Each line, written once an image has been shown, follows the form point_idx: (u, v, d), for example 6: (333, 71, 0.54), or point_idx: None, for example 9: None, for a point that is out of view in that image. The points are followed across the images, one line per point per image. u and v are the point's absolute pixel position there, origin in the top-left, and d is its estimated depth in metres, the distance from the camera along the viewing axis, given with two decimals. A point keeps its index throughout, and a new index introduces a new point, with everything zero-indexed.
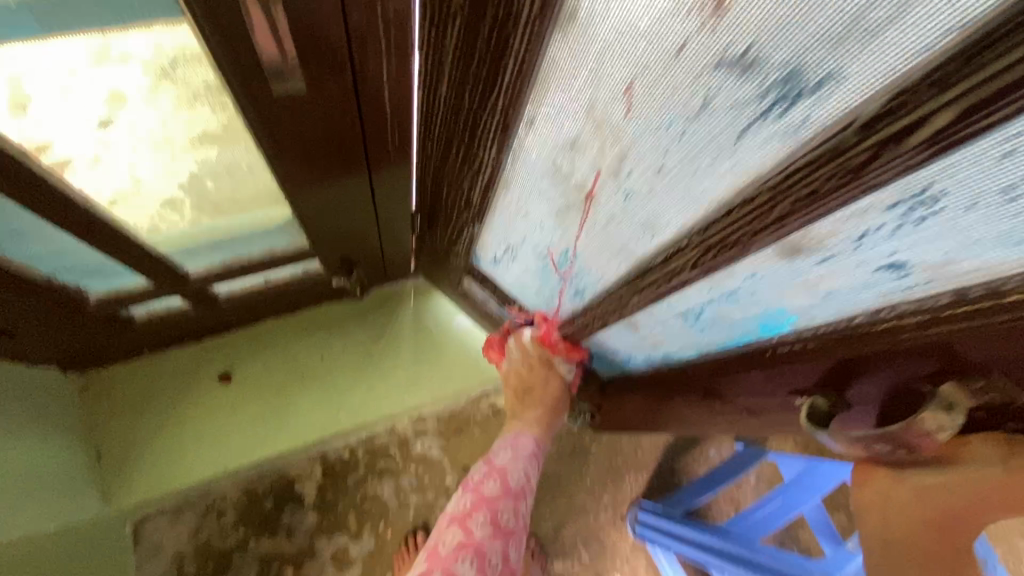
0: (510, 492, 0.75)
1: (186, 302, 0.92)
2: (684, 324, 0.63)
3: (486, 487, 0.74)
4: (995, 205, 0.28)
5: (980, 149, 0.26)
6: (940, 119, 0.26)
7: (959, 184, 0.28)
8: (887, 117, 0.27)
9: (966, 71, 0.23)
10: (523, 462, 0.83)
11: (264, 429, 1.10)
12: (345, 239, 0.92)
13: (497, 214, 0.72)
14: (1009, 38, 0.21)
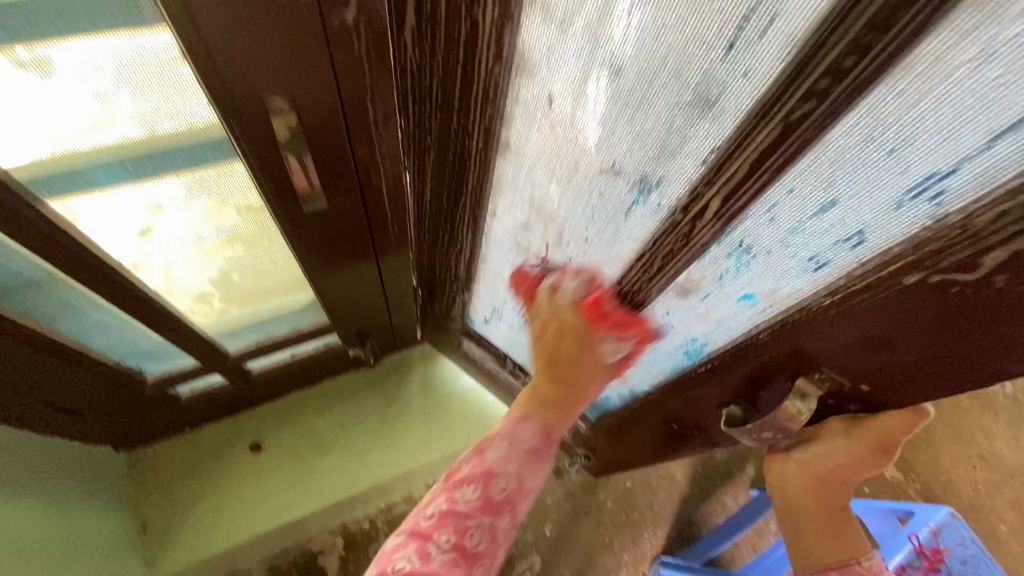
0: (493, 504, 0.54)
1: (224, 379, 1.07)
2: (637, 359, 0.76)
3: (459, 491, 0.54)
4: (778, 249, 0.43)
5: (757, 214, 0.42)
6: (718, 201, 0.42)
7: (754, 237, 0.44)
8: (695, 201, 0.44)
9: (719, 174, 0.40)
10: (518, 462, 0.57)
11: (292, 493, 1.21)
12: (359, 315, 1.08)
13: (481, 282, 0.88)
14: (730, 157, 0.38)
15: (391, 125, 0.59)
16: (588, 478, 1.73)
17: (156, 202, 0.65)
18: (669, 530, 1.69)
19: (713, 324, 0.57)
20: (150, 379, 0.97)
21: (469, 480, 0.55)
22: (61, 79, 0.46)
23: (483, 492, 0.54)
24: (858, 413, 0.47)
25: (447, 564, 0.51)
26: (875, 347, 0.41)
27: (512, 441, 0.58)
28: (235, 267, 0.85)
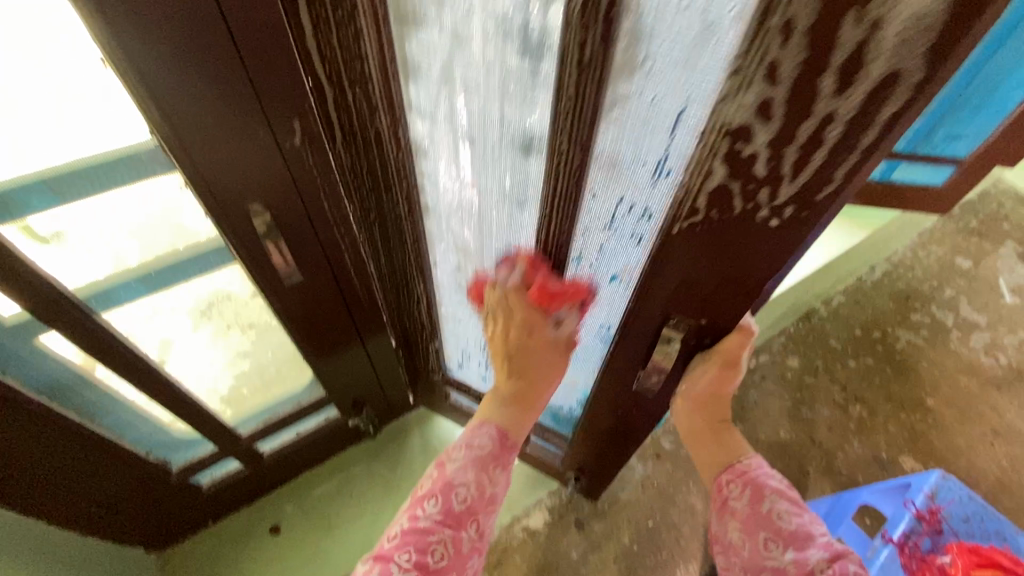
0: (492, 493, 0.69)
1: (241, 463, 1.20)
2: (575, 361, 0.91)
3: (455, 497, 0.66)
4: (611, 236, 0.61)
5: (587, 219, 0.61)
6: (561, 215, 0.60)
7: (594, 233, 0.63)
8: (549, 223, 0.62)
9: (552, 199, 0.59)
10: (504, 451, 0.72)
11: (315, 569, 1.28)
12: (353, 386, 1.23)
13: (445, 326, 1.05)
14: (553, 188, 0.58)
15: (342, 212, 0.77)
16: (611, 523, 1.74)
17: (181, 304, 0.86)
18: (700, 563, 1.69)
19: (606, 307, 0.74)
20: (177, 469, 1.08)
21: (430, 496, 0.65)
22: (77, 237, 0.66)
23: (464, 507, 0.66)
24: (707, 343, 0.63)
25: None
26: (688, 287, 0.58)
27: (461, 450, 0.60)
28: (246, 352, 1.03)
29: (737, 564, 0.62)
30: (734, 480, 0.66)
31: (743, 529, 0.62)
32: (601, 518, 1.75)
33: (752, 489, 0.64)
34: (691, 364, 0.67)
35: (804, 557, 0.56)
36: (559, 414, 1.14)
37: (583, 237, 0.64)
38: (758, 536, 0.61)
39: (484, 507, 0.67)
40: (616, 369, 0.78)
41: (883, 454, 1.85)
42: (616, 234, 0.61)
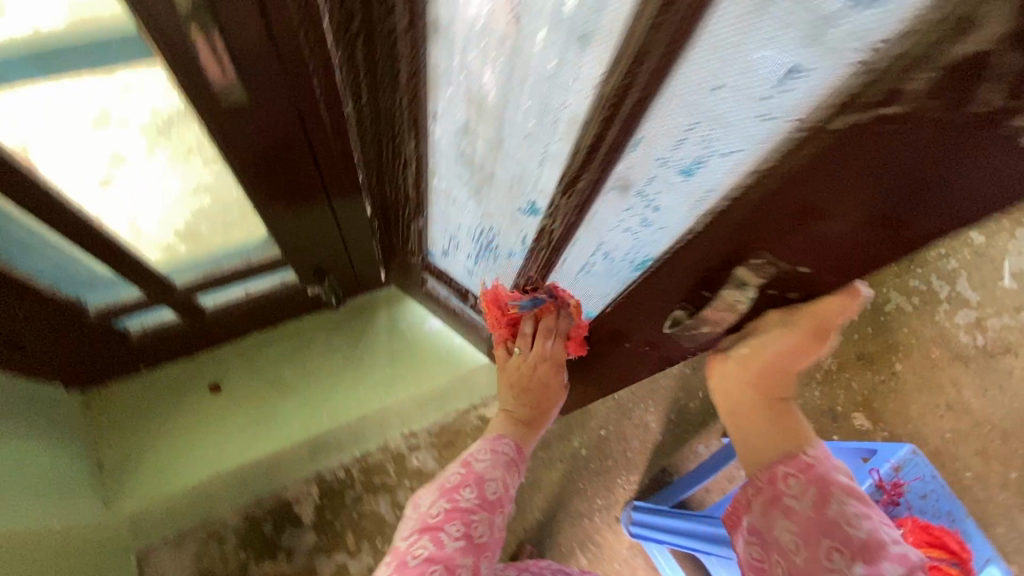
0: (478, 507, 0.73)
1: (175, 314, 1.05)
2: (585, 280, 0.73)
3: (442, 531, 0.69)
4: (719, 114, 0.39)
5: (692, 82, 0.38)
6: (651, 71, 0.37)
7: (696, 111, 0.40)
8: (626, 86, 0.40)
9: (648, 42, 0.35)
10: (500, 470, 0.81)
11: (254, 432, 1.21)
12: (315, 250, 1.04)
13: (434, 204, 0.83)
14: (665, 22, 0.33)
15: (310, 9, 0.50)
16: (565, 426, 1.74)
17: (104, 111, 0.61)
18: (641, 476, 1.72)
19: (653, 228, 0.55)
20: (92, 310, 0.93)
21: (465, 485, 0.76)
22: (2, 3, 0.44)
23: (462, 531, 0.69)
24: (796, 303, 0.47)
25: (459, 548, 0.68)
26: (810, 220, 0.39)
27: (496, 454, 0.84)
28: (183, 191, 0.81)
29: (780, 566, 0.49)
30: (794, 474, 0.51)
31: (800, 534, 0.48)
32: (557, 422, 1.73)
33: (818, 487, 0.49)
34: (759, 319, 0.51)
35: (876, 573, 0.43)
36: None
37: (670, 121, 0.42)
38: (819, 544, 0.47)
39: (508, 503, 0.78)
40: (646, 299, 0.62)
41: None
42: (725, 132, 0.40)
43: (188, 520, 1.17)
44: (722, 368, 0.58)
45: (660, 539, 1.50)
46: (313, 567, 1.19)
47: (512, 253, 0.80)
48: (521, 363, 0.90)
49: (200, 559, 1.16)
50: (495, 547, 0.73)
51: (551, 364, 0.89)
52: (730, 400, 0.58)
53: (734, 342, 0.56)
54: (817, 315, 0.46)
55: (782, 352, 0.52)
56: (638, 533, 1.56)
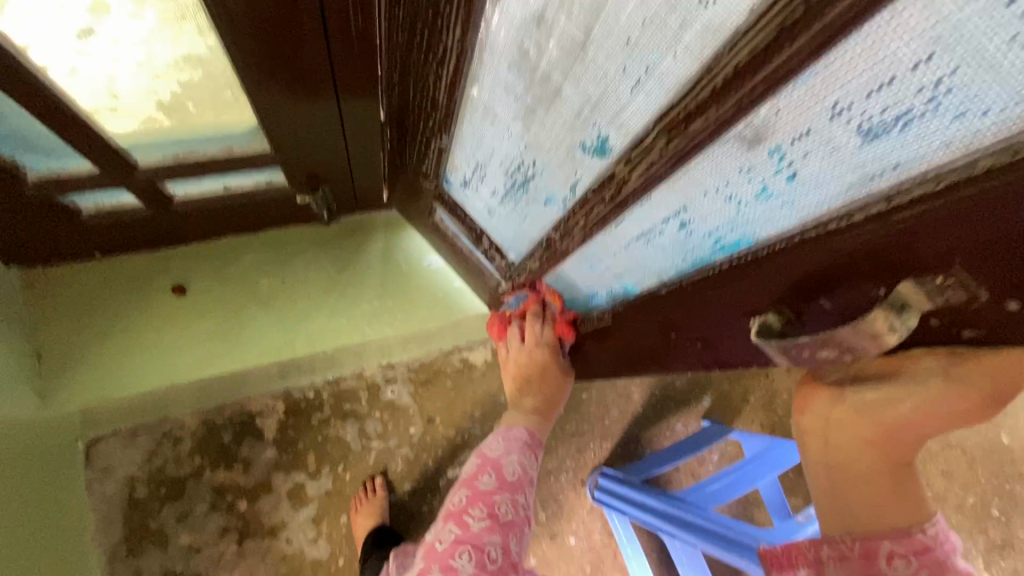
0: (498, 488, 0.71)
1: (138, 201, 0.89)
2: (641, 250, 0.59)
3: (467, 515, 0.67)
4: (1006, 46, 0.23)
5: None
6: None
7: (957, 37, 0.24)
8: None
9: None
10: (517, 452, 0.77)
11: (217, 344, 1.09)
12: (311, 151, 0.88)
13: (467, 119, 0.66)
14: None
15: None
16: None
17: None
18: (614, 444, 1.71)
19: (778, 201, 0.40)
20: (31, 181, 0.76)
21: (484, 470, 0.73)
22: None
23: (486, 512, 0.68)
24: (959, 348, 0.34)
25: (484, 529, 0.66)
26: None
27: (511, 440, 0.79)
28: (167, 63, 0.64)
29: None
30: (901, 553, 0.40)
31: None
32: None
33: (931, 573, 0.39)
34: (905, 359, 0.37)
35: None
36: (566, 294, 0.85)
37: (903, 43, 0.26)
38: None
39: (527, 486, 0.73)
40: (728, 290, 0.49)
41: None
42: (1001, 75, 0.24)
43: (143, 417, 1.07)
44: (835, 409, 0.42)
45: (625, 512, 1.47)
46: (269, 484, 1.11)
47: (553, 199, 0.65)
48: (523, 354, 0.90)
49: (151, 459, 1.07)
50: (526, 529, 0.70)
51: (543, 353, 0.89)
52: (820, 445, 0.44)
53: (858, 384, 0.41)
54: (992, 375, 0.34)
55: (943, 420, 0.37)
56: (603, 498, 1.53)
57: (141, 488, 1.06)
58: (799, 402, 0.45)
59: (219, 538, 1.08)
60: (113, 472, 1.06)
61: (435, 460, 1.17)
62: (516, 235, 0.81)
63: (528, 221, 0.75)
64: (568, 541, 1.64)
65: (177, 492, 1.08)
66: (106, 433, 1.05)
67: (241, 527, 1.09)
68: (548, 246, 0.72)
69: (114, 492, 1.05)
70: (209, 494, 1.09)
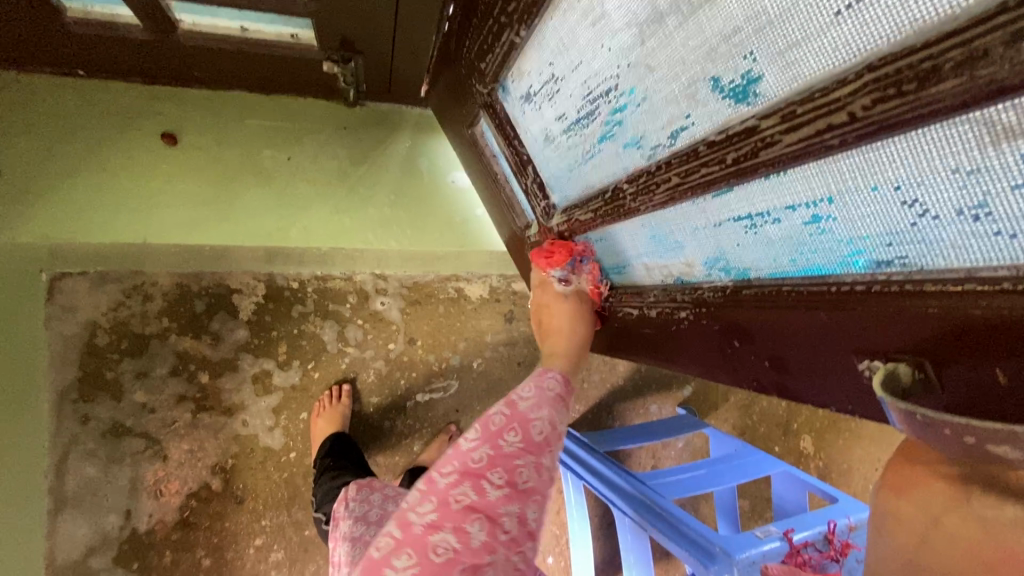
0: (524, 452, 0.55)
1: (137, 20, 0.74)
2: (735, 236, 0.47)
3: (486, 478, 0.52)
4: None
5: None
6: None
7: None
8: None
9: None
10: (553, 404, 0.61)
11: (204, 212, 0.95)
12: (351, 11, 0.73)
13: (559, 12, 0.52)
14: None
15: None
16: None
17: None
18: (588, 408, 1.67)
19: (991, 226, 0.28)
20: None
21: (511, 425, 0.56)
22: None
23: (508, 478, 0.53)
24: None
25: (502, 496, 0.52)
26: None
27: (543, 394, 0.61)
28: None
29: None
30: None
31: None
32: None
33: None
34: None
35: None
36: (608, 261, 0.73)
37: None
38: None
39: (558, 446, 0.58)
40: (843, 318, 0.39)
41: (793, 424, 1.67)
42: None
43: (116, 261, 0.93)
44: (948, 512, 0.30)
45: (582, 476, 1.45)
46: (235, 363, 1.01)
47: (640, 143, 0.52)
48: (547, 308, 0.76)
49: (117, 309, 0.95)
50: (548, 493, 0.56)
51: (543, 288, 0.77)
52: (914, 547, 0.31)
53: (994, 493, 0.29)
54: None
55: None
56: (562, 457, 1.52)
57: (100, 337, 0.94)
58: (895, 483, 0.33)
59: (174, 405, 0.99)
60: (76, 313, 0.93)
61: (406, 379, 1.09)
62: (570, 174, 0.68)
63: (594, 161, 0.62)
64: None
65: (140, 350, 0.97)
66: (74, 271, 0.92)
67: (199, 399, 1.00)
68: (610, 198, 0.60)
69: (72, 334, 0.93)
70: (169, 360, 0.98)
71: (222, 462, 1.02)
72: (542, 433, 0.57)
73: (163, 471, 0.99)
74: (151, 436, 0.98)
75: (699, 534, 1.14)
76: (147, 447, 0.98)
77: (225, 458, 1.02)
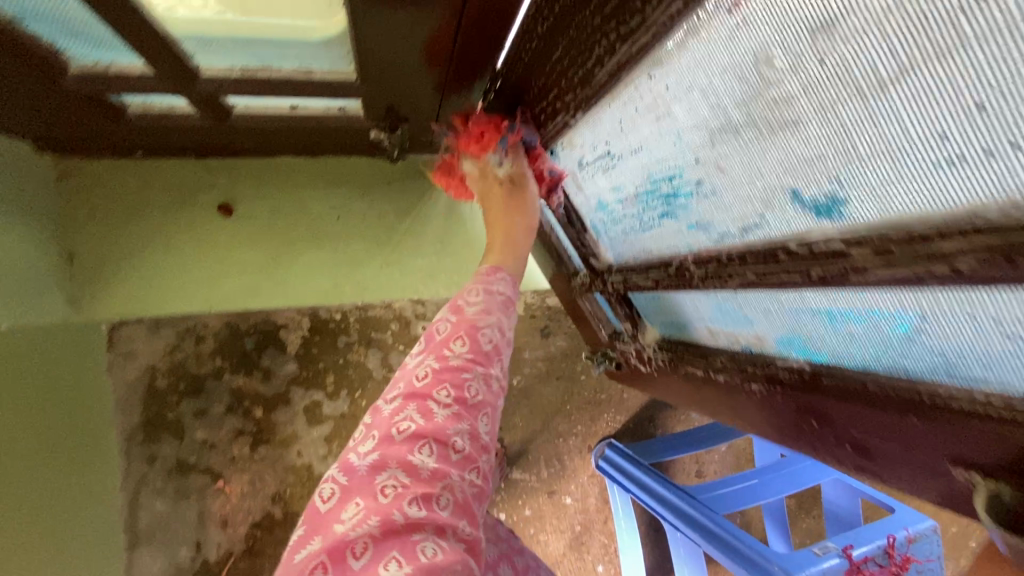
0: (470, 365, 0.56)
1: (193, 109, 0.75)
2: (813, 325, 0.47)
3: (431, 399, 0.53)
4: None
5: None
6: None
7: None
8: None
9: None
10: (496, 312, 0.61)
11: (261, 279, 0.99)
12: (399, 85, 0.74)
13: (618, 104, 0.52)
14: None
15: None
16: (574, 346, 1.63)
17: None
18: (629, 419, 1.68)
19: None
20: (74, 72, 0.63)
21: (455, 337, 0.57)
22: None
23: (454, 396, 0.53)
24: None
25: (450, 416, 0.52)
26: None
27: (466, 312, 0.59)
28: None
29: None
30: None
31: None
32: (565, 338, 1.62)
33: None
34: None
35: None
36: (665, 319, 0.74)
37: None
38: None
39: (492, 362, 0.57)
40: (932, 425, 0.39)
41: None
42: None
43: (171, 308, 0.96)
44: None
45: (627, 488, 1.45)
46: (288, 396, 1.00)
47: (707, 228, 0.52)
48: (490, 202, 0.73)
49: (172, 354, 0.96)
50: (498, 408, 0.57)
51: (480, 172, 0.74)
52: None
53: None
54: None
55: None
56: (604, 469, 1.51)
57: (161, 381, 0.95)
58: None
59: (231, 440, 0.98)
60: (135, 358, 0.95)
61: None
62: (625, 237, 0.69)
63: (653, 232, 0.62)
64: (562, 499, 1.57)
65: (196, 390, 0.97)
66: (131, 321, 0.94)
67: (256, 433, 0.99)
68: (675, 271, 0.59)
69: (131, 380, 0.95)
70: (224, 398, 0.98)
71: (281, 492, 0.99)
72: (486, 349, 0.57)
73: (228, 505, 0.97)
74: (215, 471, 0.97)
75: (756, 552, 1.15)
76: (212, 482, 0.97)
77: (283, 487, 1.00)
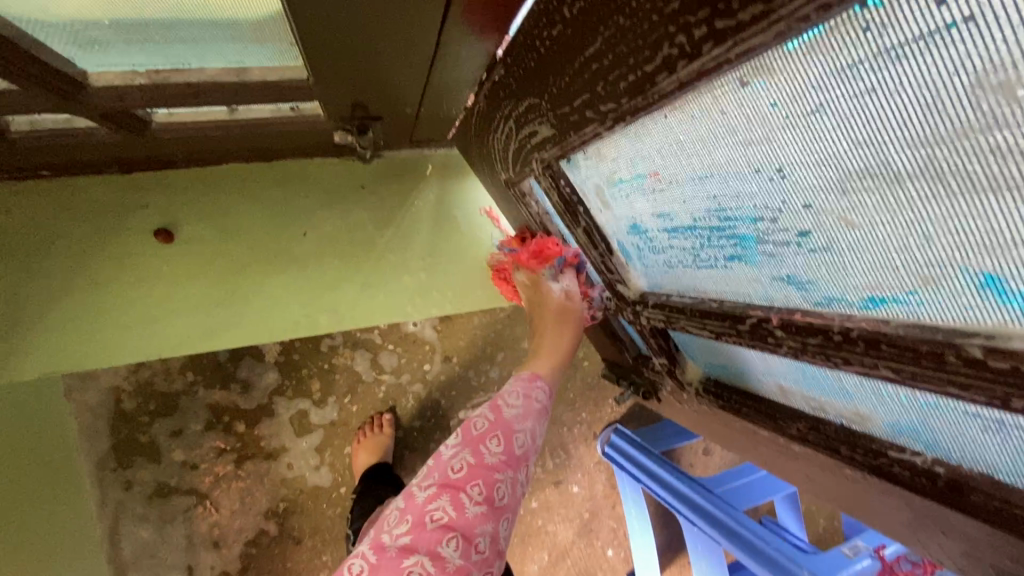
0: (503, 466, 0.56)
1: (97, 125, 0.58)
2: (964, 426, 0.35)
3: (464, 493, 0.53)
4: None
5: None
6: None
7: None
8: None
9: None
10: (533, 420, 0.62)
11: (218, 312, 0.85)
12: (364, 85, 0.58)
13: (683, 119, 0.37)
14: None
15: None
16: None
17: None
18: None
19: None
20: None
21: (492, 433, 0.57)
22: None
23: (487, 494, 0.54)
24: None
25: (479, 514, 0.52)
26: None
27: (498, 418, 0.59)
28: None
29: None
30: None
31: None
32: None
33: None
34: None
35: None
36: (715, 363, 0.60)
37: None
38: None
39: (519, 464, 0.57)
40: None
41: None
42: None
43: (116, 351, 0.82)
44: None
45: (638, 479, 1.18)
46: (271, 409, 0.89)
47: (806, 286, 0.38)
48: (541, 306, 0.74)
49: (138, 372, 0.83)
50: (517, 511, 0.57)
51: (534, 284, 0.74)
52: None
53: None
54: None
55: None
56: (613, 458, 1.22)
57: (128, 404, 0.83)
58: None
59: (216, 457, 0.87)
60: (97, 381, 0.82)
61: (450, 407, 0.94)
62: (668, 269, 0.55)
63: (711, 273, 0.48)
64: (569, 489, 1.28)
65: (169, 411, 0.85)
66: (71, 371, 0.81)
67: (240, 450, 0.88)
68: (748, 329, 0.45)
69: (99, 403, 0.82)
70: (203, 415, 0.86)
71: (276, 507, 0.89)
72: (517, 454, 0.58)
73: (219, 523, 0.87)
74: (200, 490, 0.86)
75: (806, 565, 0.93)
76: (200, 502, 0.86)
77: (278, 502, 0.89)
